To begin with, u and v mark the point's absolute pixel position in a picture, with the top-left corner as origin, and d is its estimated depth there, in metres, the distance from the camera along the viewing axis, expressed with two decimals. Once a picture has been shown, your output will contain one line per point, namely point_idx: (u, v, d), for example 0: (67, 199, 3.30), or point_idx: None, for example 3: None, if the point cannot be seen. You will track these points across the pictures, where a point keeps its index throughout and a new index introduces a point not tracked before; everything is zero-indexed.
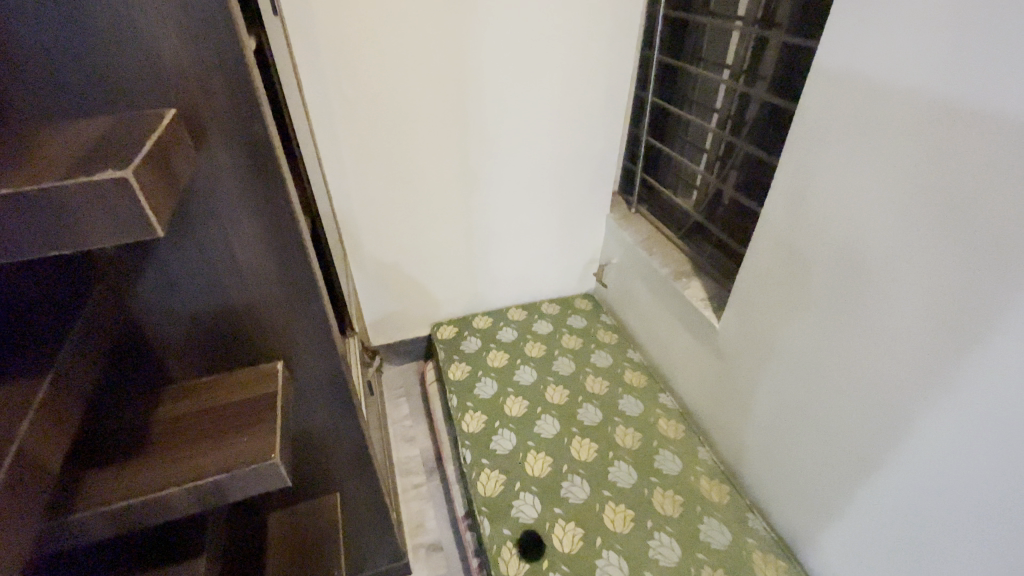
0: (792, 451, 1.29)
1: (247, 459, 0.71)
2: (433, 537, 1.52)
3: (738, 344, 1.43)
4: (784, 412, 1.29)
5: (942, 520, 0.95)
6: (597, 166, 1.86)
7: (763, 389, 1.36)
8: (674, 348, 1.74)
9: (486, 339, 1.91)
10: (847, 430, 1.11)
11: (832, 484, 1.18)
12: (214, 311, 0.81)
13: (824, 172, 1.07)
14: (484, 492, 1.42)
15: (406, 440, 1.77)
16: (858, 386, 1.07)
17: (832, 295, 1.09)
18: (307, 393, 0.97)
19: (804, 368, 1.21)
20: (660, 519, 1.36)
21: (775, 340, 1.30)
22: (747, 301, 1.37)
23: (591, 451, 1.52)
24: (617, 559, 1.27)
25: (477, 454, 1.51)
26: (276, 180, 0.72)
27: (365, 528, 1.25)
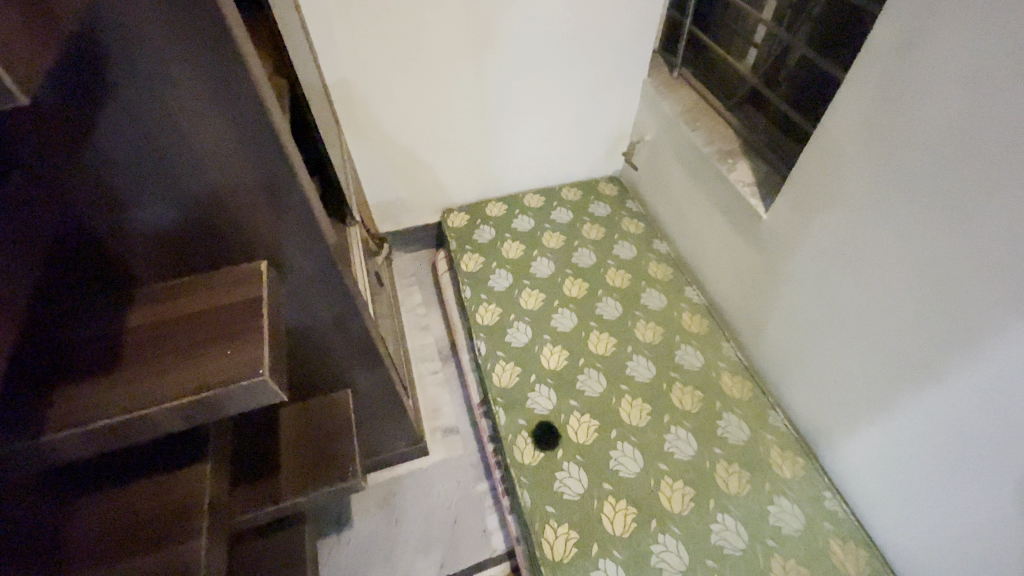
0: (829, 353, 1.20)
1: (230, 375, 0.63)
2: (450, 421, 1.54)
3: (784, 238, 1.28)
4: (828, 313, 1.18)
5: (992, 436, 0.88)
6: (636, 18, 1.53)
7: (807, 288, 1.24)
8: (707, 239, 1.59)
9: (501, 227, 1.77)
10: (901, 336, 1.00)
11: (869, 389, 1.10)
12: (172, 200, 0.67)
13: (951, 16, 0.81)
14: (499, 384, 1.39)
15: (419, 329, 1.73)
16: (922, 294, 0.94)
17: (925, 184, 0.90)
18: (302, 294, 0.87)
19: (863, 267, 1.06)
20: (678, 414, 1.33)
21: (832, 235, 1.14)
22: (806, 189, 1.18)
23: (610, 346, 1.46)
24: (631, 450, 1.27)
25: (492, 346, 1.46)
26: (218, 21, 0.53)
27: (380, 418, 1.24)
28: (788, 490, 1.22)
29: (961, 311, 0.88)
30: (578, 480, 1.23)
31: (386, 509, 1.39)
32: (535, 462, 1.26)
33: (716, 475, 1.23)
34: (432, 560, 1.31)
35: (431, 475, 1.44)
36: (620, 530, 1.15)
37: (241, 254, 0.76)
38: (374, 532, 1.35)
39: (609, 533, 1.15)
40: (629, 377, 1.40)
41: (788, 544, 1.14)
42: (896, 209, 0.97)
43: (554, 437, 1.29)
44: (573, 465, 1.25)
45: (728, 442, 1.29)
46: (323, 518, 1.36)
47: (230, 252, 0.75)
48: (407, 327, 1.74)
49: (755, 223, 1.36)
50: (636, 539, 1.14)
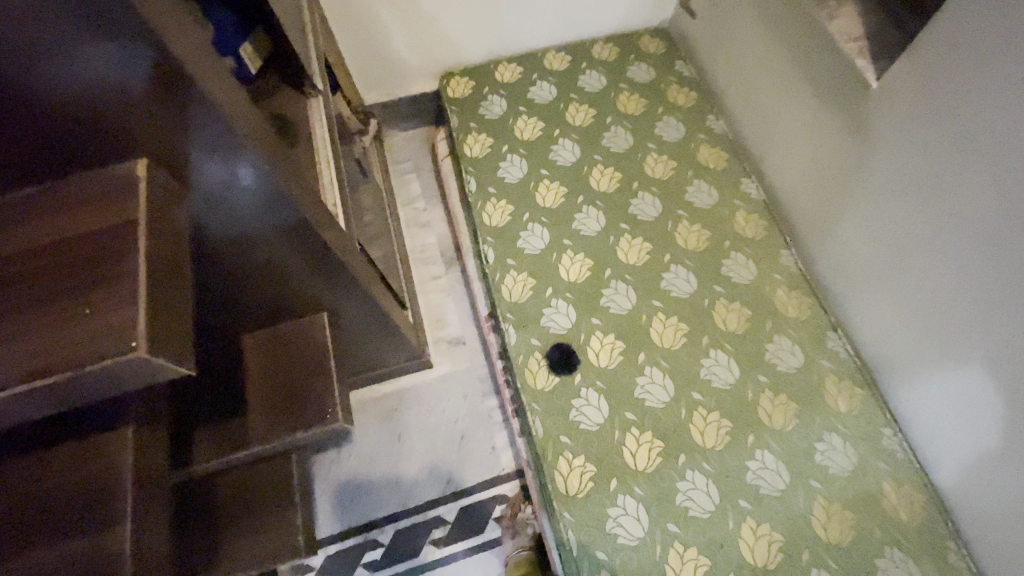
0: (926, 273, 0.95)
1: (91, 352, 0.42)
2: (455, 332, 1.36)
3: (893, 119, 0.94)
4: (946, 220, 0.89)
5: None
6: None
7: (914, 187, 0.94)
8: (779, 116, 1.23)
9: (514, 99, 1.41)
10: None
11: (983, 321, 0.86)
12: None
13: None
14: (509, 298, 1.18)
15: (419, 227, 1.49)
16: None
17: None
18: (225, 214, 0.64)
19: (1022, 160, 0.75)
20: (719, 337, 1.13)
21: (972, 112, 0.80)
22: (951, 40, 0.81)
23: (643, 253, 1.21)
24: (661, 378, 1.09)
25: (502, 252, 1.22)
26: None
27: (371, 336, 1.06)
28: (840, 426, 1.06)
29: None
30: (597, 409, 1.07)
31: (386, 424, 1.26)
32: (550, 387, 1.09)
33: (759, 408, 1.07)
34: (437, 477, 1.22)
35: (435, 389, 1.30)
36: (642, 465, 1.02)
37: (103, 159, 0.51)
38: (374, 448, 1.24)
39: (630, 468, 1.02)
40: (665, 292, 1.17)
41: (834, 485, 1.01)
42: None
43: (572, 361, 1.11)
44: (593, 392, 1.08)
45: (777, 369, 1.10)
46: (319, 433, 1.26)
47: (85, 159, 0.50)
48: (405, 224, 1.49)
49: (853, 96, 1.01)
50: (660, 475, 1.01)
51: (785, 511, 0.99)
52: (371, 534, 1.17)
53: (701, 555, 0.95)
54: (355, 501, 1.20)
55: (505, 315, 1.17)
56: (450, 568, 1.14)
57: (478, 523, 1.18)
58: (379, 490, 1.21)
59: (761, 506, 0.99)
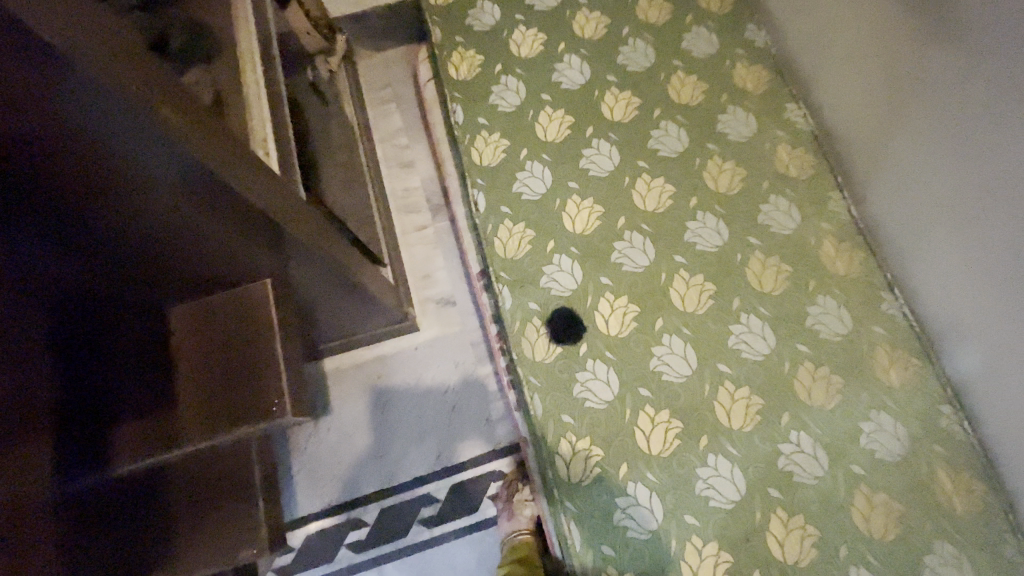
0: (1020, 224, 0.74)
1: None
2: (444, 290, 1.19)
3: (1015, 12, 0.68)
4: None
5: None
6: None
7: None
8: (843, 18, 0.97)
9: (509, 5, 1.15)
10: None
11: None
12: None
13: None
14: (503, 253, 0.99)
15: (401, 167, 1.28)
16: None
17: None
18: (151, 211, 0.59)
19: None
20: (753, 299, 0.95)
21: None
22: None
23: (665, 198, 1.00)
24: (683, 348, 0.92)
25: (494, 198, 1.02)
26: None
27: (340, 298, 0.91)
28: (890, 403, 0.90)
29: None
30: (606, 385, 0.90)
31: (369, 394, 1.13)
32: (550, 359, 0.93)
33: (796, 382, 0.91)
34: (426, 452, 1.10)
35: (423, 356, 1.15)
36: (658, 449, 0.87)
37: None
38: (357, 420, 1.12)
39: (644, 452, 0.87)
40: (690, 245, 0.97)
41: (880, 471, 0.87)
42: None
43: (576, 328, 0.93)
44: (602, 364, 0.91)
45: (818, 337, 0.93)
46: None
47: None
48: (383, 164, 1.28)
49: None
50: (678, 461, 0.87)
51: (821, 501, 0.85)
52: (355, 513, 1.07)
53: (723, 550, 0.83)
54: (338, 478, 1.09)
55: (499, 274, 0.99)
56: (441, 549, 1.05)
57: (471, 501, 1.07)
58: (363, 466, 1.09)
59: (794, 495, 0.85)
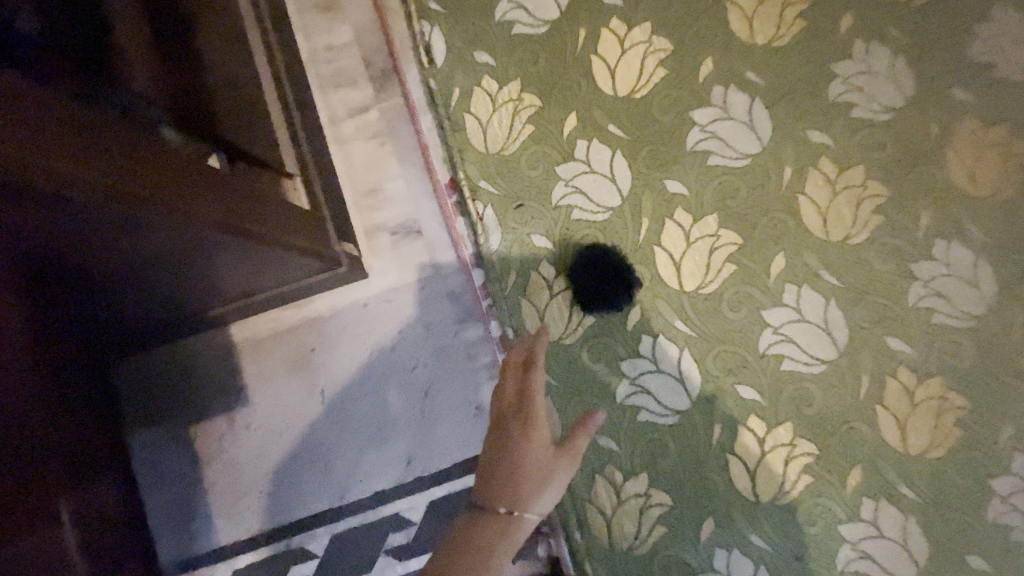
0: None
1: None
2: (400, 211, 0.75)
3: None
4: None
5: None
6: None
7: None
8: None
9: None
10: None
11: None
12: None
13: None
14: (481, 144, 0.53)
15: (320, 10, 0.78)
16: None
17: None
18: None
19: None
20: (957, 210, 0.49)
21: None
22: None
23: (790, 19, 0.52)
24: (823, 310, 0.48)
25: (462, 37, 0.55)
26: None
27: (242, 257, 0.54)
28: None
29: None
30: (676, 384, 0.48)
31: (301, 375, 0.76)
32: (572, 338, 0.50)
33: None
34: (392, 457, 0.75)
35: (376, 316, 0.75)
36: (771, 495, 0.48)
37: None
38: (287, 413, 0.76)
39: (746, 501, 0.48)
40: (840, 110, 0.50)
41: None
42: None
43: (621, 279, 0.49)
44: (670, 345, 0.49)
45: None
46: (191, 392, 0.76)
47: None
48: (292, 5, 0.78)
49: None
50: (809, 516, 0.47)
51: None
52: (297, 541, 0.75)
53: None
54: (269, 493, 0.76)
55: (476, 181, 0.54)
56: None
57: None
58: (302, 477, 0.76)
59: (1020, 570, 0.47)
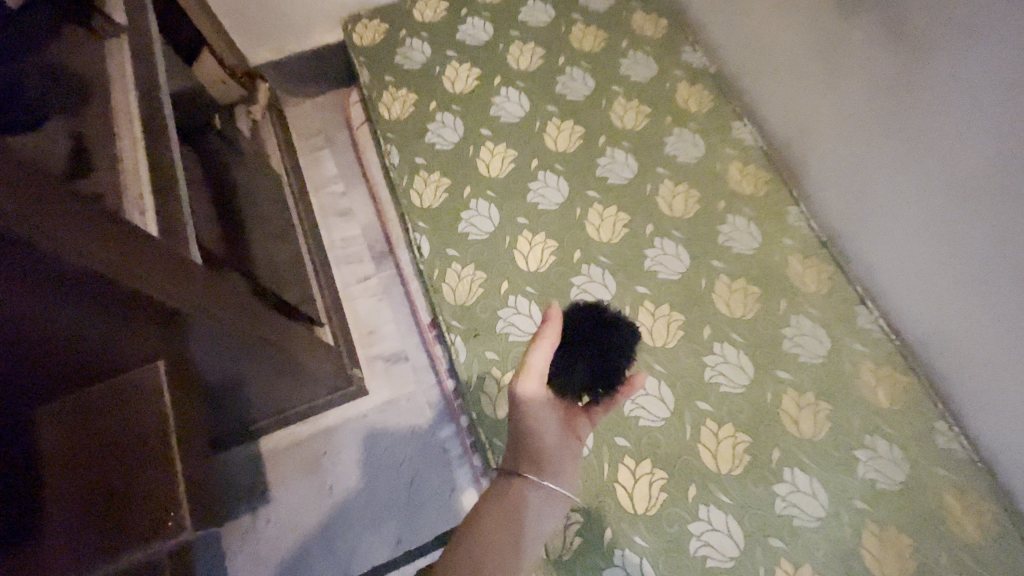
0: (915, 227, 0.81)
1: None
2: (394, 345, 1.09)
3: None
4: (916, 168, 0.78)
5: None
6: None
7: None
8: (773, 33, 0.95)
9: (439, 43, 1.09)
10: (977, 212, 0.71)
11: (963, 275, 0.76)
12: None
13: None
14: (453, 299, 0.90)
15: (338, 215, 1.19)
16: (1007, 163, 0.66)
17: None
18: (202, 355, 0.67)
19: (933, 116, 0.73)
20: (725, 325, 0.88)
21: (894, 74, 0.77)
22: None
23: (619, 226, 0.94)
24: (656, 386, 0.84)
25: (439, 239, 0.94)
26: None
27: (290, 384, 0.87)
28: (884, 425, 0.83)
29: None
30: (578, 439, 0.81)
31: (315, 474, 0.99)
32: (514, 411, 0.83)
33: (784, 414, 0.83)
34: (383, 536, 0.96)
35: (373, 425, 1.03)
36: (644, 506, 0.77)
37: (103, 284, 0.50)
38: (302, 507, 0.97)
39: (629, 513, 0.77)
40: (653, 274, 0.91)
41: (885, 504, 0.78)
42: (988, 57, 0.64)
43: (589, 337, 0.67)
44: None
45: (801, 361, 0.87)
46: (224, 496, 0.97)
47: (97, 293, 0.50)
48: (319, 213, 1.18)
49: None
50: (668, 519, 0.76)
51: (829, 547, 0.76)
52: None
53: None
54: None
55: (450, 323, 0.89)
56: None
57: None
58: (310, 562, 0.94)
59: (799, 544, 0.76)
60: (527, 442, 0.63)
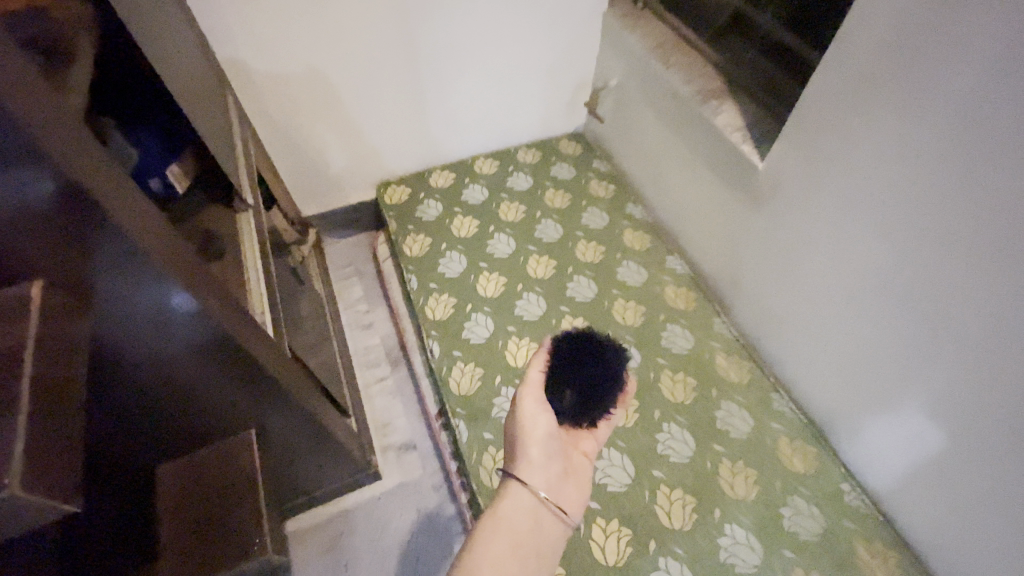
0: (800, 334, 1.12)
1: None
2: (405, 436, 1.30)
3: (882, 39, 0.77)
4: (791, 293, 1.11)
5: (943, 433, 0.86)
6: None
7: (927, 110, 0.74)
8: (687, 200, 1.34)
9: (448, 202, 1.48)
10: (832, 324, 1.02)
11: (836, 369, 1.05)
12: (188, 343, 0.65)
13: None
14: (458, 392, 1.15)
15: (362, 328, 1.47)
16: (839, 291, 0.99)
17: (843, 200, 0.92)
18: (278, 436, 0.90)
19: (791, 260, 1.08)
20: (670, 409, 1.14)
21: (762, 232, 1.14)
22: (778, 173, 1.04)
23: None
24: (620, 458, 1.06)
25: (448, 345, 1.22)
26: None
27: (324, 465, 1.07)
28: (803, 487, 1.04)
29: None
30: None
31: (332, 552, 1.13)
32: None
33: (721, 479, 1.04)
34: None
35: (386, 506, 1.19)
36: (614, 558, 0.95)
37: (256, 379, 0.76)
38: None
39: (602, 564, 0.94)
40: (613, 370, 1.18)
41: (809, 554, 0.97)
42: (811, 226, 1.01)
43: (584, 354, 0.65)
44: None
45: (732, 437, 1.10)
46: None
47: (247, 385, 0.76)
48: (347, 327, 1.47)
49: (742, 182, 1.14)
50: (634, 568, 0.94)
51: None
52: None
53: None
54: None
55: (457, 411, 1.13)
56: None
57: None
58: None
59: None
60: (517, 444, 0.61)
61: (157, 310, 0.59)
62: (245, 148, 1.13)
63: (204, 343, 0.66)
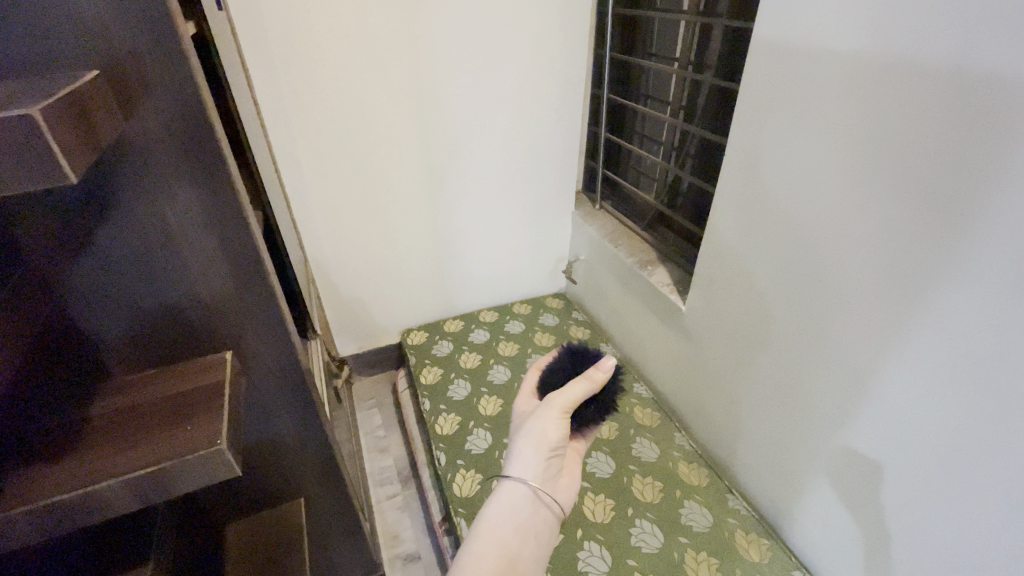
0: (741, 440, 1.37)
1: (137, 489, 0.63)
2: (411, 547, 1.45)
3: (732, 235, 1.25)
4: (727, 405, 1.40)
5: (856, 507, 1.07)
6: (558, 153, 1.82)
7: (762, 267, 1.17)
8: (642, 338, 1.72)
9: (458, 342, 1.87)
10: (760, 427, 1.29)
11: (771, 466, 1.28)
12: (288, 416, 0.95)
13: (770, 170, 1.10)
14: (460, 494, 1.37)
15: (379, 451, 1.71)
16: (756, 399, 1.28)
17: (739, 328, 1.29)
18: (320, 515, 1.12)
19: (719, 377, 1.40)
20: (641, 507, 1.33)
21: (697, 358, 1.48)
22: (696, 314, 1.44)
23: None
24: (599, 549, 1.25)
25: (453, 455, 1.47)
26: (223, 185, 0.69)
27: (344, 559, 1.23)
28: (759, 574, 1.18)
29: (935, 203, 0.80)
30: None
31: None
32: None
33: (687, 567, 1.20)
34: None
35: None
36: None
37: (318, 456, 1.03)
38: None
39: None
40: (592, 476, 1.41)
41: None
42: (724, 350, 1.36)
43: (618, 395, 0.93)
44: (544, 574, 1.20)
45: (696, 531, 1.27)
46: None
47: (310, 461, 1.03)
48: (366, 450, 1.72)
49: (675, 322, 1.54)
50: None
51: None
52: None
53: None
54: None
55: (459, 511, 1.33)
56: None
57: None
58: None
59: None
60: (535, 438, 0.86)
61: (275, 384, 0.90)
62: (313, 300, 1.57)
63: (291, 416, 0.96)
